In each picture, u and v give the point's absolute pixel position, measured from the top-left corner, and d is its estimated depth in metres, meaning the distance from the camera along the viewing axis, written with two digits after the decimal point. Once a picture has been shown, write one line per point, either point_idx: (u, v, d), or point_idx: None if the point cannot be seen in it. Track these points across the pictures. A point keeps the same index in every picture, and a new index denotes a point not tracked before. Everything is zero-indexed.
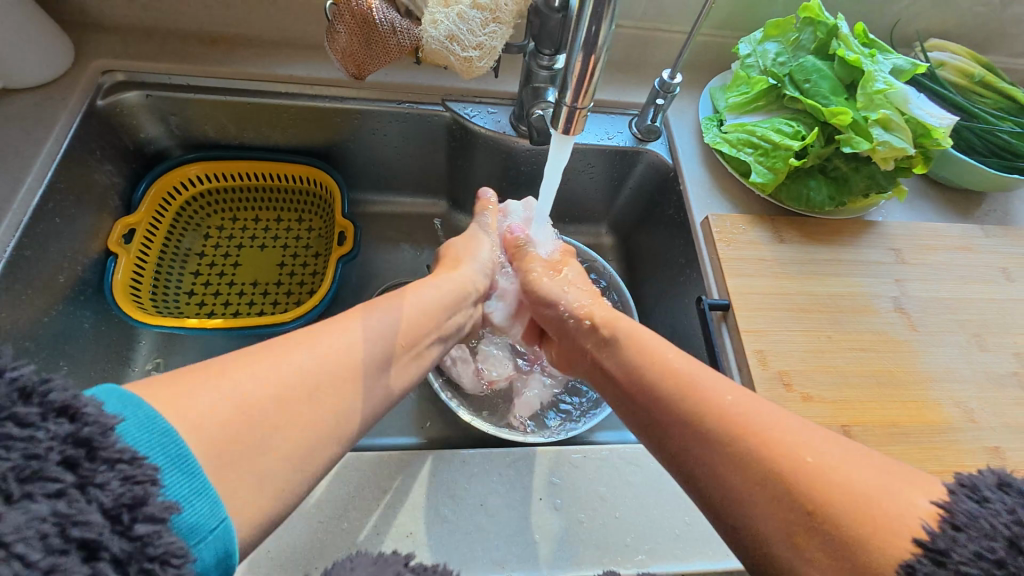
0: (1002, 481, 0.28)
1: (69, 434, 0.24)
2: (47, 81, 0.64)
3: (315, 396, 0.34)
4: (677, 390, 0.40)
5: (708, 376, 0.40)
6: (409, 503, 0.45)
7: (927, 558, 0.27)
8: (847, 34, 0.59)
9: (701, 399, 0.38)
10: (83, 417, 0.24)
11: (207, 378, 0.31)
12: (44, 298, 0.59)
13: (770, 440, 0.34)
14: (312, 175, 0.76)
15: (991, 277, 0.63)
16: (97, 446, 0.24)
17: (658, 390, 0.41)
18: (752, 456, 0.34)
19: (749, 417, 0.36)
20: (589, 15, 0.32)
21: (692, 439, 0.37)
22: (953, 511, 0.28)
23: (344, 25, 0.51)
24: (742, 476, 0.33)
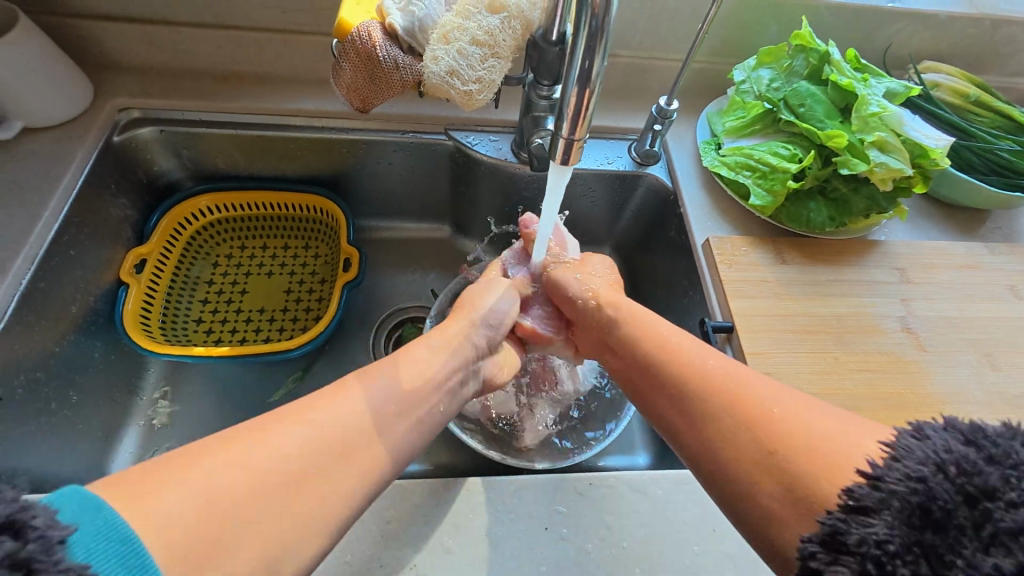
0: (947, 422, 0.29)
1: (8, 556, 0.22)
2: (66, 120, 0.67)
3: (301, 479, 0.34)
4: (664, 357, 0.45)
5: (734, 373, 0.40)
6: (412, 534, 0.44)
7: (865, 485, 0.28)
8: (838, 60, 0.60)
9: (682, 362, 0.43)
10: (29, 533, 0.24)
11: (177, 470, 0.31)
12: (57, 329, 0.60)
13: (736, 393, 0.38)
14: (319, 204, 0.77)
15: (1000, 295, 0.62)
16: (36, 567, 0.23)
17: (648, 357, 0.46)
18: (722, 407, 0.38)
19: (765, 408, 0.36)
20: (582, 50, 0.33)
21: (710, 432, 0.38)
22: (895, 447, 0.29)
23: (348, 62, 0.53)
24: (711, 424, 0.38)
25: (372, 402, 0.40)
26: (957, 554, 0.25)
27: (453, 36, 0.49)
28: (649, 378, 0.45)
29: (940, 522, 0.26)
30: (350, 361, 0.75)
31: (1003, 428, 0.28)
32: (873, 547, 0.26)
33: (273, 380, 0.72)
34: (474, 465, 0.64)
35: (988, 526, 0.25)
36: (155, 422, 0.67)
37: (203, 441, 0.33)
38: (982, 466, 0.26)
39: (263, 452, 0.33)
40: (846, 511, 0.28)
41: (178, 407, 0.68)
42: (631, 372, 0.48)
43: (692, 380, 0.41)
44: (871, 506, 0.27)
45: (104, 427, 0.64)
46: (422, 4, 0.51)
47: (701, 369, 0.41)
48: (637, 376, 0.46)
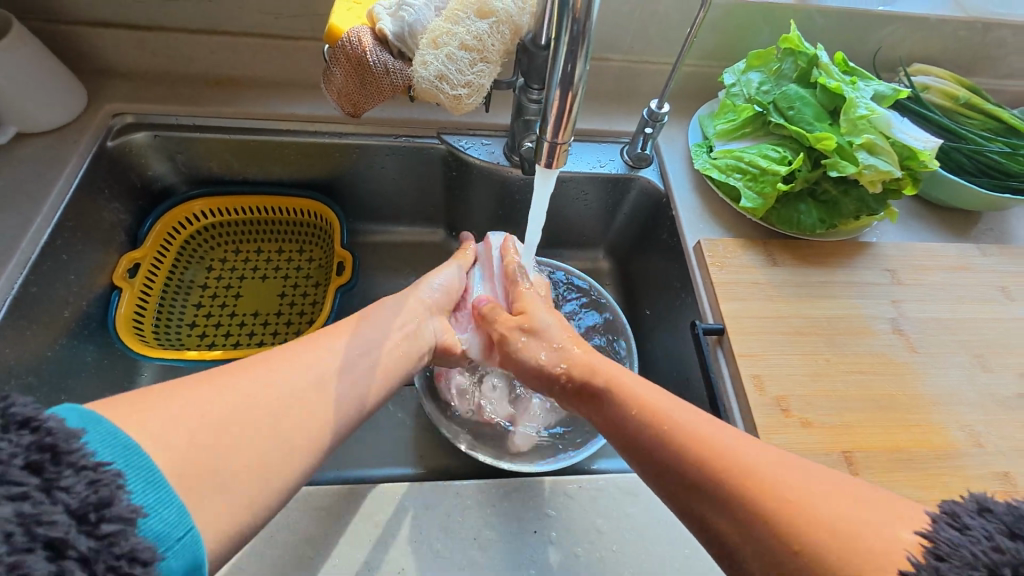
0: (982, 504, 0.27)
1: (34, 443, 0.26)
2: (60, 125, 0.67)
3: (279, 406, 0.38)
4: (654, 420, 0.39)
5: (735, 446, 0.35)
6: (401, 538, 0.44)
7: None
8: (827, 63, 0.60)
9: (674, 433, 0.37)
10: (45, 432, 0.27)
11: (168, 395, 0.34)
12: (49, 333, 0.60)
13: (745, 471, 0.33)
14: (313, 207, 0.78)
15: (991, 296, 0.62)
16: (60, 451, 0.26)
17: (636, 427, 0.40)
18: (734, 496, 0.32)
19: (779, 494, 0.31)
20: (565, 54, 0.33)
21: (721, 521, 0.33)
22: (936, 542, 0.27)
23: (339, 67, 0.53)
24: (727, 513, 0.33)
25: None
26: None
27: (442, 41, 0.50)
28: (642, 450, 0.39)
29: None
30: None
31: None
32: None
33: None
34: (467, 468, 0.64)
35: None
36: None
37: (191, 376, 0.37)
38: None
39: (241, 381, 0.38)
40: None
41: None
42: (616, 436, 0.42)
43: (692, 457, 0.35)
44: None
45: None
46: (411, 9, 0.52)
47: (698, 441, 0.36)
48: (628, 445, 0.40)
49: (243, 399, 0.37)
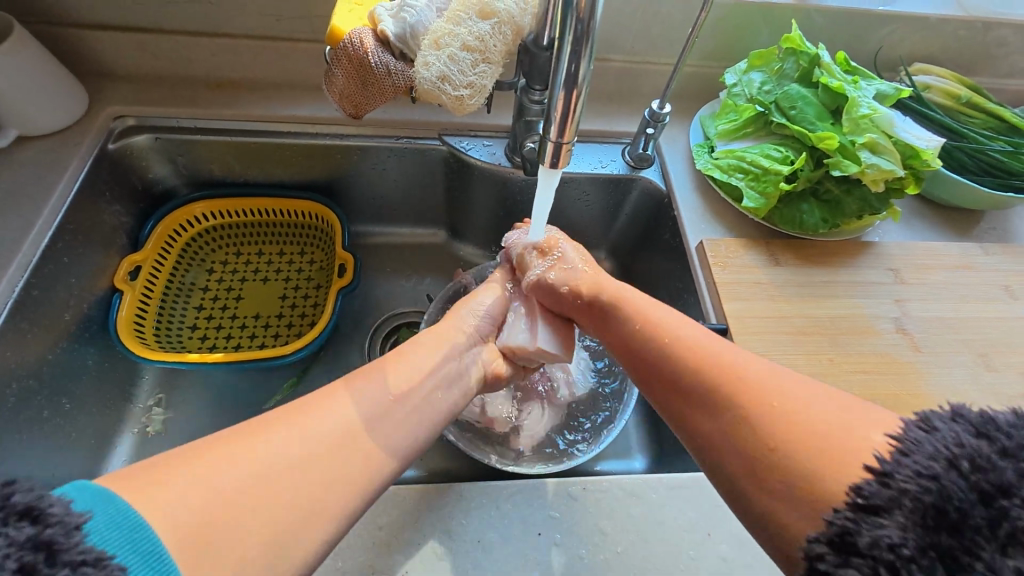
0: (955, 411, 0.29)
1: (29, 539, 0.24)
2: (61, 128, 0.67)
3: (310, 471, 0.33)
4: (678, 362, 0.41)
5: (757, 380, 0.36)
6: (405, 541, 0.44)
7: (874, 482, 0.27)
8: (828, 62, 0.61)
9: (676, 347, 0.42)
10: (48, 519, 0.25)
11: (188, 461, 0.31)
12: (50, 336, 0.60)
13: (738, 382, 0.37)
14: (314, 209, 0.78)
15: (994, 295, 0.62)
16: (57, 549, 0.25)
17: (644, 348, 0.45)
18: (720, 400, 0.37)
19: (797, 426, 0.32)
20: (569, 54, 0.33)
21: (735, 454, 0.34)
22: (902, 442, 0.29)
23: (340, 68, 0.53)
24: (710, 413, 0.37)
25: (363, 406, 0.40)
26: (975, 557, 0.24)
27: (444, 42, 0.50)
28: (646, 371, 0.44)
29: (954, 522, 0.25)
30: (345, 366, 0.75)
31: (1012, 417, 0.28)
32: (885, 552, 0.25)
33: (269, 386, 0.72)
34: (469, 470, 0.64)
35: (1004, 525, 0.24)
36: (149, 429, 0.67)
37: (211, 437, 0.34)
38: (996, 461, 0.26)
39: (269, 443, 0.33)
40: (857, 510, 0.27)
41: (172, 414, 0.68)
42: (624, 353, 0.47)
43: (688, 365, 0.40)
44: (881, 506, 0.26)
45: (97, 435, 0.64)
46: (413, 10, 0.52)
47: (699, 353, 0.40)
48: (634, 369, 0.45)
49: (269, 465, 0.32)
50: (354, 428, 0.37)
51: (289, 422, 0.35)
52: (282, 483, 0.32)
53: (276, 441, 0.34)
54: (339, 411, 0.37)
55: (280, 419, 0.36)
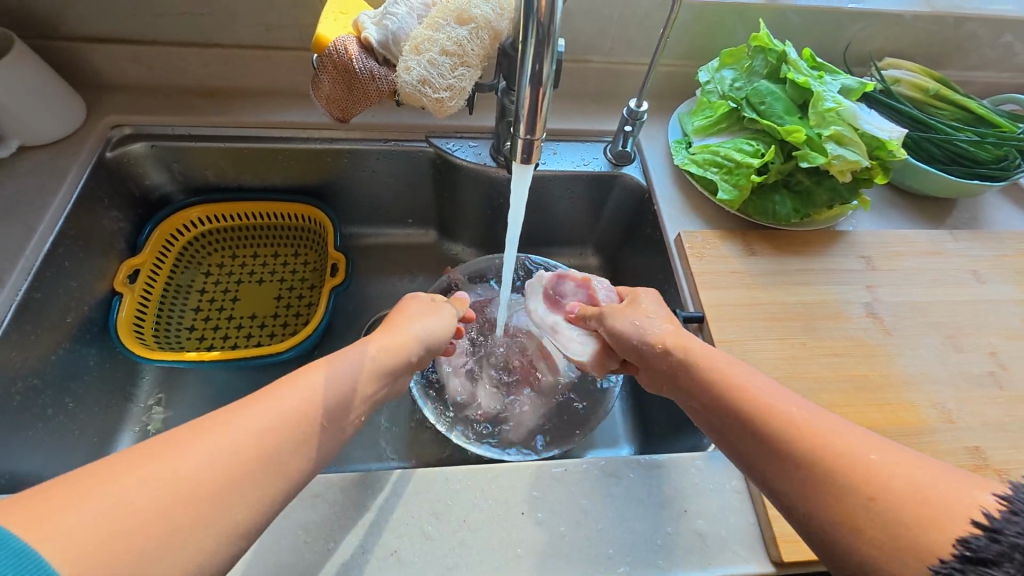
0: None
1: None
2: (60, 138, 0.70)
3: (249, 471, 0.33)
4: (734, 394, 0.43)
5: (820, 420, 0.38)
6: (392, 521, 0.46)
7: (981, 536, 0.30)
8: (795, 59, 0.63)
9: (775, 412, 0.40)
10: None
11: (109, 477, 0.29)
12: (52, 337, 0.62)
13: (844, 449, 0.36)
14: (307, 212, 0.80)
15: (963, 280, 0.64)
16: None
17: (733, 402, 0.42)
18: (816, 466, 0.36)
19: (859, 456, 0.35)
20: (532, 54, 0.36)
21: (798, 470, 0.37)
22: (1013, 502, 0.30)
23: (326, 75, 0.56)
24: (800, 466, 0.37)
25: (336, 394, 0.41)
26: None
27: (424, 47, 0.52)
28: (735, 431, 0.41)
29: None
30: None
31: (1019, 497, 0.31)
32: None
33: (266, 384, 0.75)
34: (460, 459, 0.66)
35: None
36: (149, 427, 0.69)
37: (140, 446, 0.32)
38: None
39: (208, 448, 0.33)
40: (964, 561, 0.29)
41: (173, 413, 0.71)
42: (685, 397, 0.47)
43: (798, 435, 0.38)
44: (991, 558, 0.29)
45: (100, 433, 0.66)
46: (395, 18, 0.54)
47: (789, 418, 0.39)
48: (722, 429, 0.43)
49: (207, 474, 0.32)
50: (296, 429, 0.37)
51: (233, 426, 0.34)
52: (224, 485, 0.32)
53: (213, 450, 0.33)
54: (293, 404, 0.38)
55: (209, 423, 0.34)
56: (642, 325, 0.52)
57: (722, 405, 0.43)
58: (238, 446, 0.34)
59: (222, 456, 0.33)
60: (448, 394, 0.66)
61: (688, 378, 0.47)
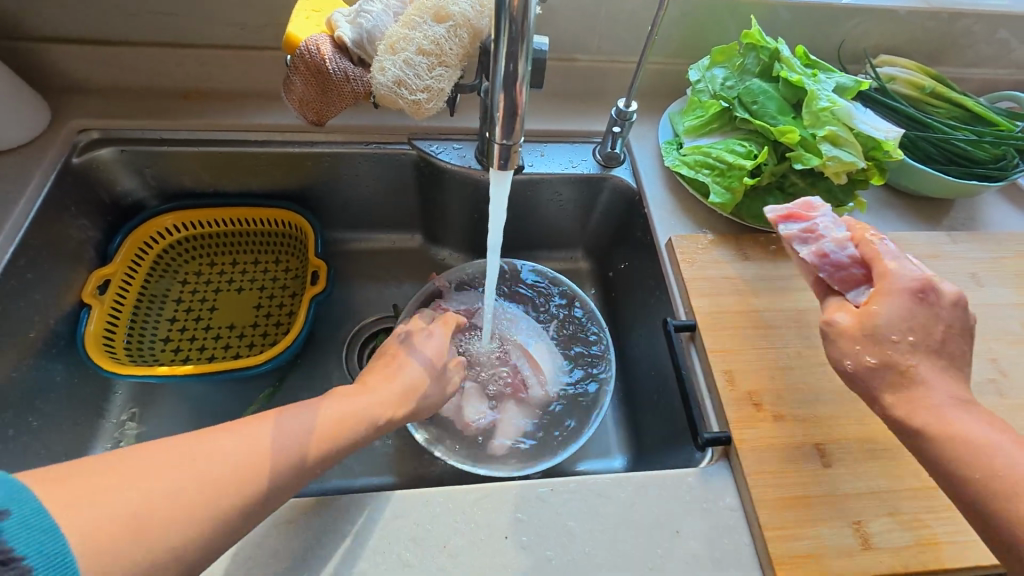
0: None
1: None
2: (22, 143, 0.67)
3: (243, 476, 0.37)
4: (929, 422, 0.41)
5: (1002, 450, 0.39)
6: (369, 548, 0.44)
7: None
8: (788, 56, 0.60)
9: (963, 442, 0.39)
10: None
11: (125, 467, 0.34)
12: (13, 353, 0.59)
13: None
14: (287, 218, 0.77)
15: (962, 283, 0.62)
16: None
17: (932, 419, 0.41)
18: (1008, 504, 0.37)
19: None
20: (505, 53, 0.33)
21: (1002, 505, 0.37)
22: None
23: (299, 76, 0.53)
24: (999, 501, 0.37)
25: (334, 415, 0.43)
26: None
27: (400, 46, 0.49)
28: (935, 453, 0.40)
29: None
30: (323, 373, 0.76)
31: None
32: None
33: (245, 397, 0.72)
34: (446, 473, 0.64)
35: None
36: (122, 445, 0.66)
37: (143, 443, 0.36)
38: None
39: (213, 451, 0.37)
40: None
41: (146, 429, 0.68)
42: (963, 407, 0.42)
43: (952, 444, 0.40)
44: None
45: (68, 452, 0.63)
46: (370, 16, 0.52)
47: (974, 451, 0.39)
48: (922, 447, 0.41)
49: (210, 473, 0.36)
50: (270, 453, 0.38)
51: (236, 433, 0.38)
52: (192, 494, 0.34)
53: (194, 461, 0.36)
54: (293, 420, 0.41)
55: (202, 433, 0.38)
56: (909, 316, 0.44)
57: (932, 430, 0.41)
58: (217, 461, 0.36)
59: (201, 467, 0.36)
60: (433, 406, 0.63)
61: (924, 393, 0.42)
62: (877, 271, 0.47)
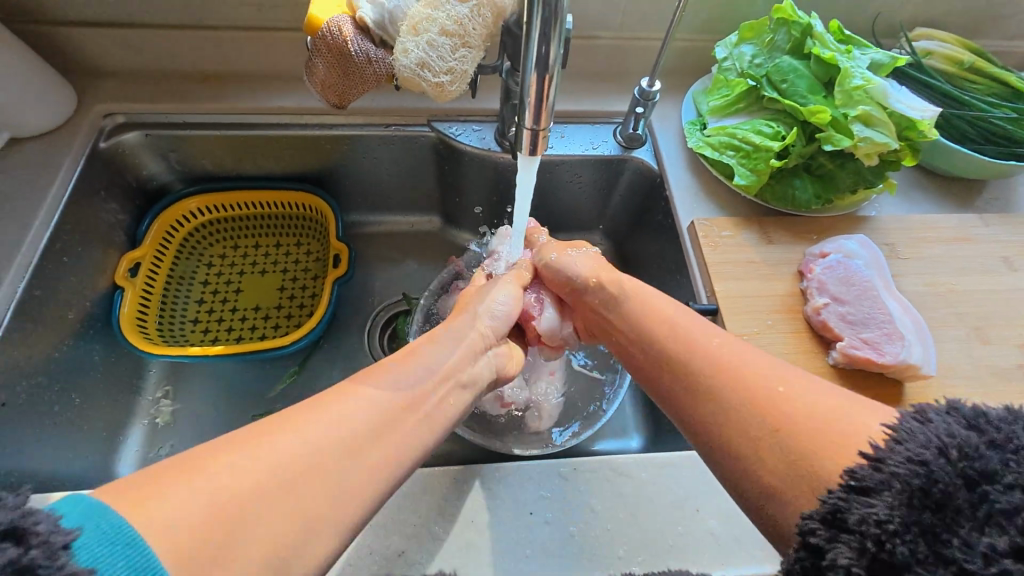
0: (950, 406, 0.30)
1: (12, 562, 0.24)
2: (50, 129, 0.68)
3: (303, 477, 0.32)
4: (646, 315, 0.48)
5: (711, 343, 0.42)
6: (400, 521, 0.46)
7: None
8: (821, 33, 0.59)
9: (672, 331, 0.45)
10: (32, 538, 0.24)
11: (182, 470, 0.30)
12: (54, 333, 0.62)
13: (713, 361, 0.40)
14: (308, 201, 0.78)
15: (993, 267, 0.61)
16: (41, 570, 0.24)
17: (634, 320, 0.49)
18: (732, 385, 0.38)
19: (728, 365, 0.39)
20: (538, 36, 0.34)
21: (676, 383, 0.42)
22: None
23: (321, 58, 0.53)
24: (671, 378, 0.42)
25: (381, 397, 0.38)
26: None
27: (423, 27, 0.48)
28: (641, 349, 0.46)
29: None
30: (346, 354, 0.77)
31: (1003, 413, 0.29)
32: (873, 526, 0.27)
33: (271, 377, 0.74)
34: (468, 451, 0.66)
35: None
36: (158, 421, 0.69)
37: (206, 444, 0.32)
38: None
39: (283, 445, 0.32)
40: None
41: (180, 406, 0.71)
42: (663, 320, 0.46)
43: (686, 354, 0.42)
44: None
45: (109, 426, 0.66)
46: None
47: (681, 335, 0.44)
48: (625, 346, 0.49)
49: (277, 470, 0.31)
50: (340, 452, 0.34)
51: (305, 423, 0.34)
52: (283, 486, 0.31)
53: (269, 455, 0.32)
54: (346, 410, 0.36)
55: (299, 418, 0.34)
56: (875, 343, 0.52)
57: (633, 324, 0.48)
58: (296, 458, 0.32)
59: (281, 466, 0.31)
60: None
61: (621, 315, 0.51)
62: (858, 315, 0.54)
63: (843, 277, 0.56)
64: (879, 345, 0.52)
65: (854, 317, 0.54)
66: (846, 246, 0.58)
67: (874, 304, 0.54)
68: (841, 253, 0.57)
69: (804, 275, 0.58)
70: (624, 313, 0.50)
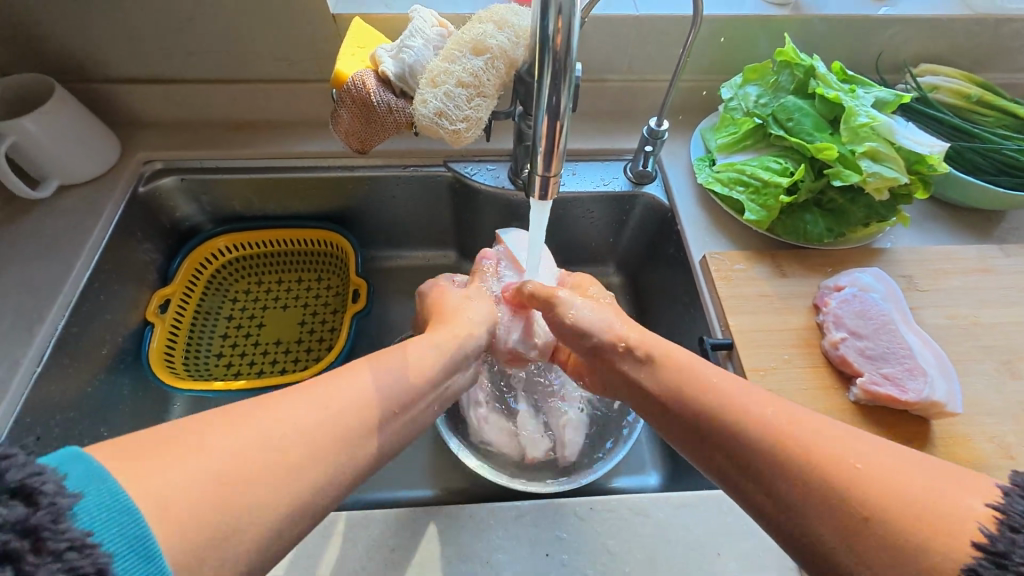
0: None
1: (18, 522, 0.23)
2: (96, 176, 0.73)
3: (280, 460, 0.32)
4: (694, 384, 0.42)
5: (766, 410, 0.37)
6: (415, 561, 0.45)
7: None
8: (824, 73, 0.60)
9: (722, 397, 0.39)
10: (41, 499, 0.24)
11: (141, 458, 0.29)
12: (89, 368, 0.65)
13: (775, 434, 0.35)
14: (330, 238, 0.81)
15: (1017, 299, 0.60)
16: (43, 537, 0.23)
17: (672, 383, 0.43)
18: (800, 467, 0.33)
19: (794, 443, 0.34)
20: (548, 88, 0.36)
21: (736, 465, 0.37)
22: None
23: (346, 109, 0.56)
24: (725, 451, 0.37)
25: (368, 384, 0.40)
26: None
27: (440, 80, 0.52)
28: (684, 416, 0.41)
29: None
30: None
31: None
32: None
33: None
34: (483, 487, 0.65)
35: None
36: None
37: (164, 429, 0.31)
38: None
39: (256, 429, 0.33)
40: None
41: None
42: (704, 387, 0.41)
43: (739, 426, 0.37)
44: None
45: None
46: (411, 50, 0.55)
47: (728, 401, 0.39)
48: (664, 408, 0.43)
49: (244, 456, 0.31)
50: (315, 432, 0.34)
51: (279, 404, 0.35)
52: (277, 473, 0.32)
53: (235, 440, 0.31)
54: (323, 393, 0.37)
55: (277, 399, 0.35)
56: (896, 379, 0.51)
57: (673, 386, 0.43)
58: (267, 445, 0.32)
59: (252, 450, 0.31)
60: (461, 407, 0.65)
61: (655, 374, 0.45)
62: (878, 351, 0.53)
63: (860, 310, 0.55)
64: (900, 381, 0.51)
65: (874, 352, 0.53)
66: (862, 280, 0.58)
67: (895, 339, 0.53)
68: (857, 287, 0.57)
69: (821, 307, 0.57)
70: (658, 372, 0.45)
